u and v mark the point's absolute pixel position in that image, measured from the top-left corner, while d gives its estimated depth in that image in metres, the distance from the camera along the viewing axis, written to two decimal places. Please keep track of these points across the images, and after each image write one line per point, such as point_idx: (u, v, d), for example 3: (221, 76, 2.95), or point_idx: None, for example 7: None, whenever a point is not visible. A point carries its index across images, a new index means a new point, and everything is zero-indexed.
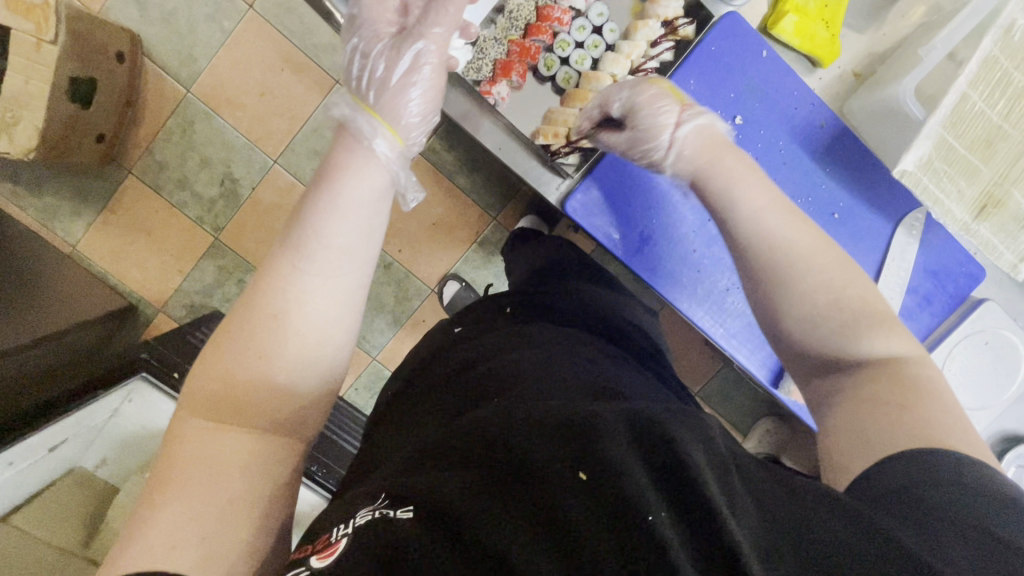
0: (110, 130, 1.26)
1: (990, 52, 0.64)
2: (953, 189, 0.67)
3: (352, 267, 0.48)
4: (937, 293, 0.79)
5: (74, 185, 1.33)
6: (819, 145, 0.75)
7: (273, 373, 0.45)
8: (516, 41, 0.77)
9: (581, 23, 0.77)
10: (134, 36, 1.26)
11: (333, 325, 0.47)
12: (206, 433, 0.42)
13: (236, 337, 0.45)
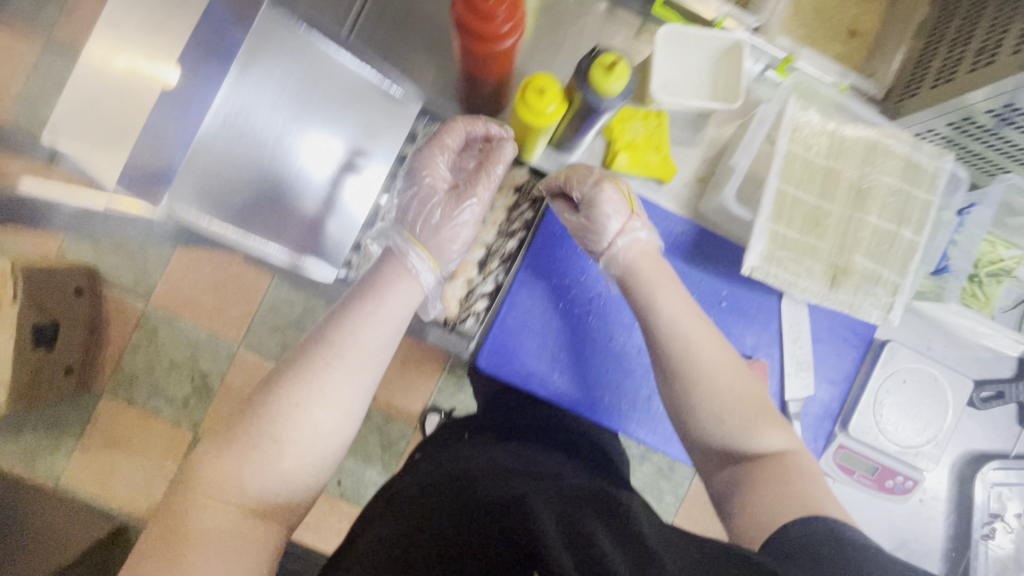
0: (77, 359, 1.36)
1: (787, 149, 0.69)
2: (805, 268, 0.69)
3: (354, 378, 0.58)
4: (843, 346, 0.81)
5: (53, 418, 1.39)
6: (686, 248, 0.79)
7: (286, 459, 0.53)
8: None
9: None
10: (91, 271, 1.38)
11: (328, 438, 0.56)
12: (210, 492, 0.51)
13: (240, 439, 0.53)
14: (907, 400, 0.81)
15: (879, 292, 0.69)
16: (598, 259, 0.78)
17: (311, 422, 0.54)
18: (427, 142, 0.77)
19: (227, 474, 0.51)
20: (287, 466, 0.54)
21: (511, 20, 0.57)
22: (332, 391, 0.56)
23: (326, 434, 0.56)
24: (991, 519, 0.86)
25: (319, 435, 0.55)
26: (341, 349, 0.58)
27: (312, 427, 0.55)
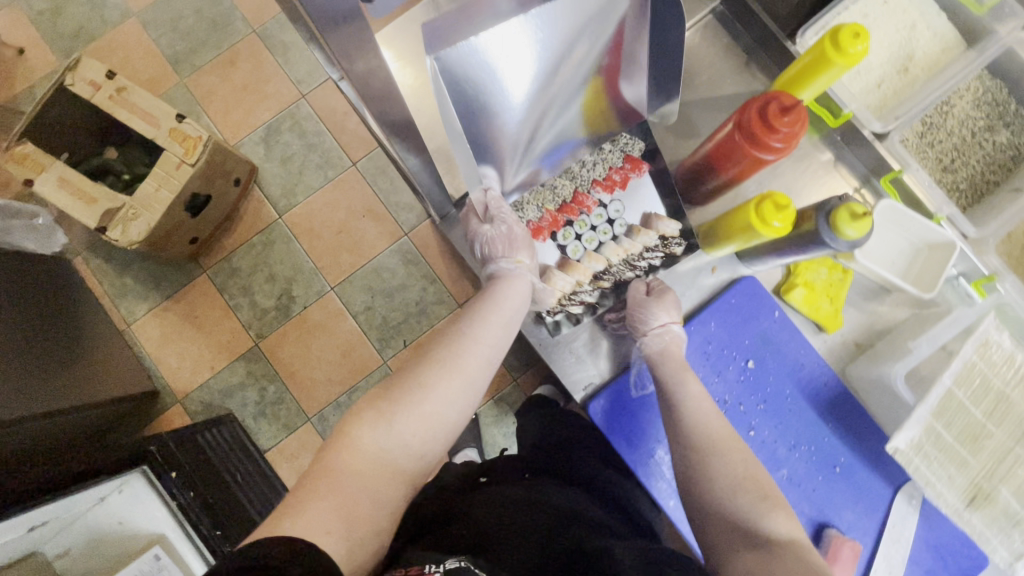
0: (203, 235, 1.47)
1: (971, 358, 0.69)
2: (950, 475, 0.67)
3: (460, 394, 0.62)
4: (939, 570, 0.78)
5: (154, 272, 1.51)
6: (823, 401, 0.80)
7: (422, 409, 0.58)
8: (550, 211, 0.79)
9: (598, 212, 0.80)
10: (253, 169, 1.53)
11: (461, 403, 0.62)
12: (366, 434, 0.54)
13: (390, 395, 0.58)
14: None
15: (1013, 534, 0.67)
16: (738, 371, 0.81)
17: (466, 371, 0.63)
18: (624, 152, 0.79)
19: (381, 427, 0.55)
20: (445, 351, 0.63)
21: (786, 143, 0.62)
22: (463, 373, 0.63)
23: (474, 371, 0.64)
24: None
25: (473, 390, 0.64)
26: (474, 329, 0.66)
27: (429, 416, 0.58)
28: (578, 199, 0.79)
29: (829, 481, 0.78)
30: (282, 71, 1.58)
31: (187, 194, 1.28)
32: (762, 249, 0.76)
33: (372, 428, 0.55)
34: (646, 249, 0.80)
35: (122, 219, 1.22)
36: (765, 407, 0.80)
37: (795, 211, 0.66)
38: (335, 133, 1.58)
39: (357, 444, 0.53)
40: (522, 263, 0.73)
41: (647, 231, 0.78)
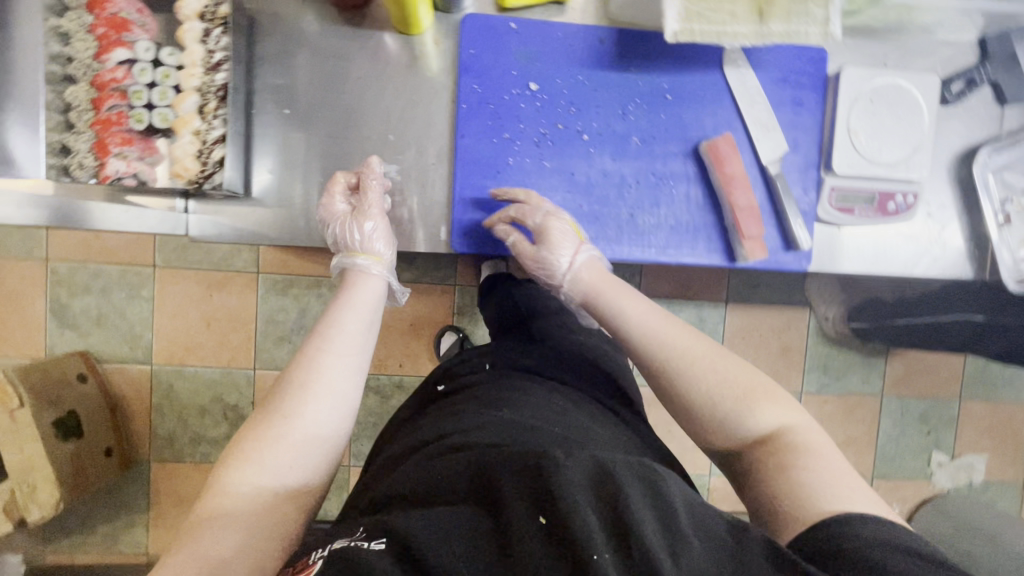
0: (111, 441, 1.33)
1: None
2: (731, 10, 0.64)
3: (335, 394, 0.58)
4: (801, 92, 0.79)
5: (114, 501, 1.40)
6: (610, 57, 0.76)
7: (299, 430, 0.55)
8: (95, 119, 0.67)
9: (138, 66, 0.68)
10: (83, 355, 1.34)
11: (343, 415, 0.58)
12: (242, 463, 0.52)
13: (259, 421, 0.55)
14: (881, 117, 0.78)
15: (812, 9, 0.66)
16: (532, 101, 0.76)
17: (336, 367, 0.59)
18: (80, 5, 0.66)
19: (264, 458, 0.52)
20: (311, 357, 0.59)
21: None
22: (332, 371, 0.59)
23: (344, 356, 0.60)
24: (1003, 207, 0.85)
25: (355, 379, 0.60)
26: (321, 326, 0.62)
27: (312, 428, 0.55)
28: (99, 80, 0.67)
29: (672, 111, 0.77)
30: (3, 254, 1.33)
31: (47, 427, 1.16)
32: None
33: (249, 460, 0.52)
34: (203, 44, 0.67)
35: (24, 496, 1.15)
36: (576, 107, 0.76)
37: None
38: (109, 258, 1.36)
39: (232, 477, 0.51)
40: (372, 259, 0.70)
41: (184, 30, 0.67)
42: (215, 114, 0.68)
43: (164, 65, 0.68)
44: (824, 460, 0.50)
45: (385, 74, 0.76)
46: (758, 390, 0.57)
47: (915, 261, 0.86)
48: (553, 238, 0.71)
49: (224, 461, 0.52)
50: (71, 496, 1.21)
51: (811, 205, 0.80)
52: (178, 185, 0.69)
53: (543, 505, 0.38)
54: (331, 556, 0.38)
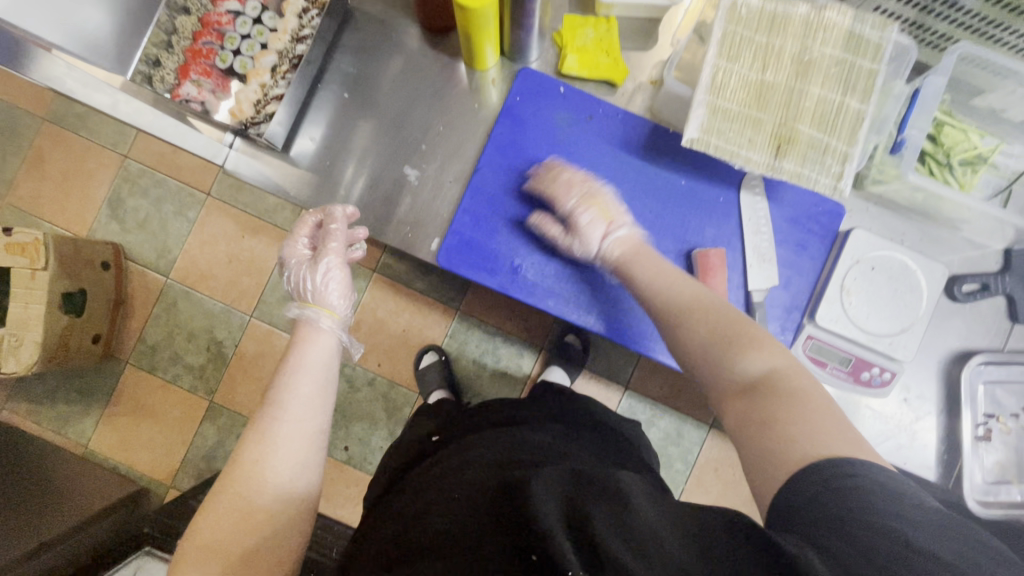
0: (105, 330, 1.42)
1: (726, 28, 0.69)
2: (750, 137, 0.69)
3: (308, 419, 0.63)
4: (808, 238, 0.81)
5: (82, 386, 1.47)
6: (638, 145, 0.81)
7: (257, 489, 0.58)
8: (189, 48, 0.79)
9: (242, 19, 0.79)
10: (118, 247, 1.45)
11: (301, 456, 0.61)
12: (217, 531, 0.55)
13: (217, 499, 0.57)
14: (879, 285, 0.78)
15: (826, 161, 0.69)
16: (556, 159, 0.82)
17: (301, 392, 0.64)
18: None
19: (219, 522, 0.56)
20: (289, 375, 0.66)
21: None
22: (290, 438, 0.61)
23: (315, 377, 0.67)
24: (986, 421, 0.82)
25: (326, 388, 0.67)
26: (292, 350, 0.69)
27: (291, 456, 0.60)
28: (206, 19, 0.79)
29: (678, 212, 0.81)
30: (91, 141, 1.49)
31: (56, 296, 1.26)
32: (516, 37, 0.78)
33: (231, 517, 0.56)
34: (298, 19, 0.79)
35: (9, 349, 1.23)
36: (593, 178, 0.82)
37: None
38: (174, 174, 1.49)
39: (211, 524, 0.56)
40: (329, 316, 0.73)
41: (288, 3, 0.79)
42: (283, 76, 0.78)
43: (261, 24, 0.79)
44: (804, 384, 0.53)
45: (439, 93, 0.85)
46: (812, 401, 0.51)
47: (879, 439, 0.84)
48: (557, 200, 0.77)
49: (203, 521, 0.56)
50: (47, 364, 1.29)
51: (786, 345, 0.81)
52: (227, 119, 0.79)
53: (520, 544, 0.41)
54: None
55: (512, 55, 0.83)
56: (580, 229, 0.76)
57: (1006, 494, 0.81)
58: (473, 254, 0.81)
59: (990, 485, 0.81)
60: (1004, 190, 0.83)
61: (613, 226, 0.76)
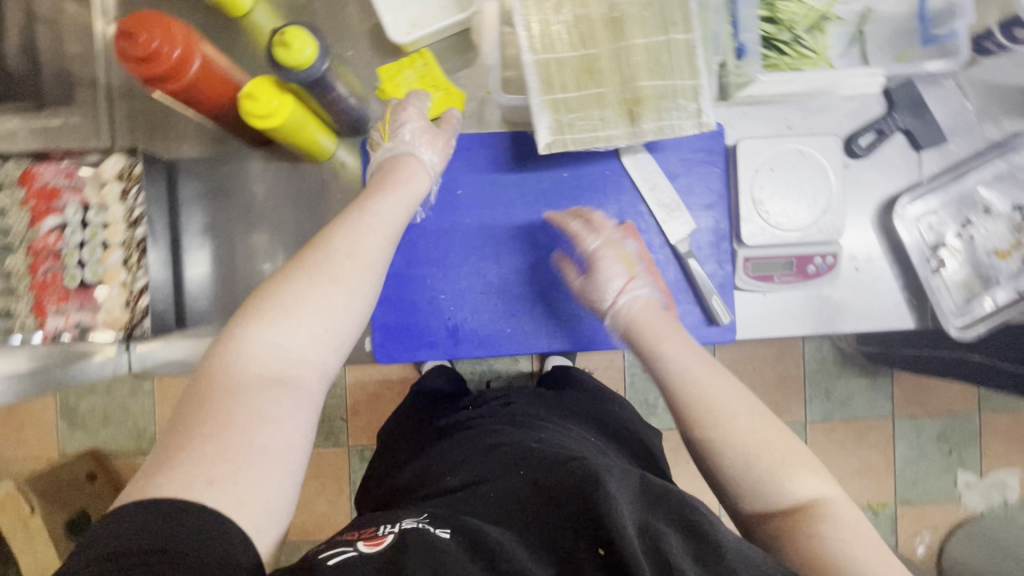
0: None
1: (529, 22, 0.67)
2: (602, 115, 0.67)
3: (346, 275, 0.58)
4: (704, 169, 0.80)
5: None
6: (508, 160, 0.79)
7: (290, 310, 0.55)
8: (32, 283, 0.73)
9: (68, 228, 0.74)
10: (92, 450, 1.39)
11: (330, 336, 0.57)
12: (203, 436, 0.47)
13: (247, 324, 0.54)
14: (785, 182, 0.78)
15: (682, 101, 0.67)
16: (437, 211, 0.79)
17: (298, 345, 0.54)
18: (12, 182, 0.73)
19: (242, 347, 0.53)
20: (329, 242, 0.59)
21: (177, 45, 0.56)
22: (322, 311, 0.56)
23: (349, 300, 0.58)
24: (935, 252, 0.83)
25: (343, 340, 0.58)
26: (311, 257, 0.58)
27: (286, 403, 0.52)
28: (34, 247, 0.73)
29: (575, 204, 0.79)
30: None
31: None
32: (339, 117, 0.74)
33: (231, 405, 0.49)
34: (125, 201, 0.74)
35: None
36: (481, 211, 0.79)
37: (271, 81, 0.61)
38: None
39: (244, 359, 0.52)
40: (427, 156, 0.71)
41: (107, 192, 0.74)
42: (140, 264, 0.74)
43: (91, 224, 0.74)
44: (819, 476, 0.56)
45: (304, 201, 0.83)
46: (772, 444, 0.57)
47: (852, 317, 0.84)
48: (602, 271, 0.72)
49: (171, 456, 0.46)
50: None
51: (729, 276, 0.81)
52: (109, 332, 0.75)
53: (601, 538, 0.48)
54: (400, 535, 0.50)
55: (348, 130, 0.80)
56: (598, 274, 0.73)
57: (979, 307, 0.84)
58: (406, 337, 0.79)
59: (963, 307, 0.84)
60: (858, 35, 0.82)
61: (635, 283, 0.72)
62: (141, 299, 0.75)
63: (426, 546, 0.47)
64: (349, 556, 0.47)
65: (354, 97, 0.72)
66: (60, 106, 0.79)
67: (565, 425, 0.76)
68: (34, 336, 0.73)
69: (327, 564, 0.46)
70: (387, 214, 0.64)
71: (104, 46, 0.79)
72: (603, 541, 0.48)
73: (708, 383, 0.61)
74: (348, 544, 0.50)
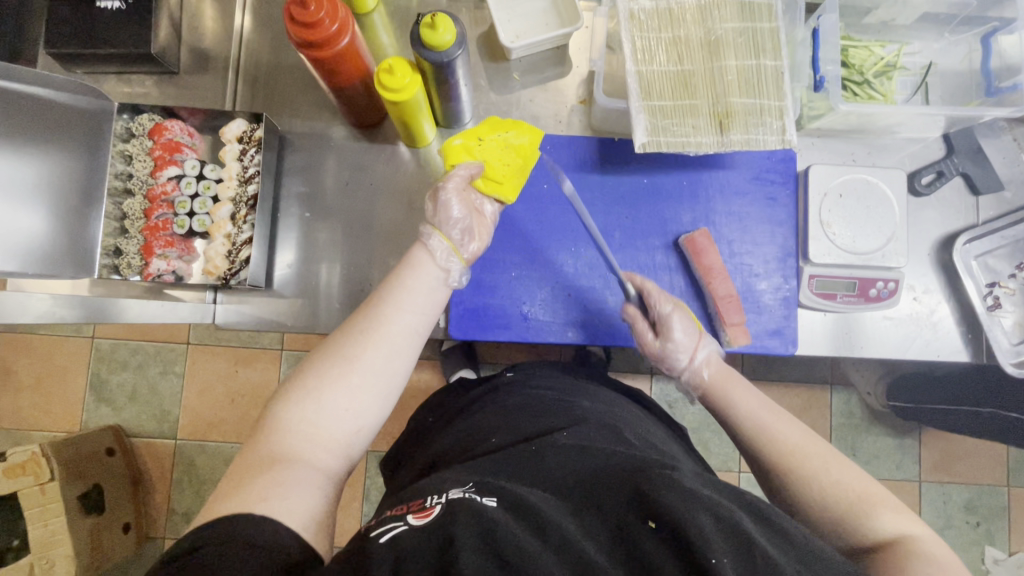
0: (131, 515, 1.36)
1: (633, 36, 0.74)
2: (693, 123, 0.73)
3: (394, 339, 0.63)
4: (774, 190, 0.86)
5: None
6: (593, 162, 0.85)
7: (310, 415, 0.57)
8: (144, 227, 0.79)
9: (184, 180, 0.81)
10: (116, 428, 1.39)
11: (354, 413, 0.59)
12: (258, 496, 0.50)
13: (299, 388, 0.58)
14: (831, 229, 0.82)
15: (767, 119, 0.73)
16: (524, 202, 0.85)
17: (323, 424, 0.57)
18: (144, 133, 0.79)
19: (297, 425, 0.57)
20: (387, 366, 0.62)
21: (336, 20, 0.63)
22: (382, 360, 0.61)
23: (369, 396, 0.60)
24: (991, 290, 0.86)
25: (379, 397, 0.61)
26: (374, 333, 0.62)
27: (302, 476, 0.54)
28: (152, 194, 0.79)
29: (652, 208, 0.84)
30: (50, 336, 1.44)
31: (74, 501, 1.22)
32: (447, 105, 0.81)
33: (277, 472, 0.53)
34: (239, 161, 0.80)
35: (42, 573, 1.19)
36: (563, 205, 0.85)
37: (406, 62, 0.68)
38: (148, 336, 1.46)
39: (282, 428, 0.56)
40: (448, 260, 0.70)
41: (225, 151, 0.80)
42: (245, 219, 0.79)
43: (205, 179, 0.80)
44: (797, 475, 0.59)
45: (395, 180, 0.88)
46: (860, 490, 0.56)
47: (906, 345, 0.87)
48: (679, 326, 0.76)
49: (231, 490, 0.51)
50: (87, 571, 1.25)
51: (793, 291, 0.84)
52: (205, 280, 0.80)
53: (650, 513, 0.47)
54: (449, 502, 0.48)
55: (446, 123, 0.87)
56: (672, 332, 0.76)
57: None
58: (480, 316, 0.83)
59: (1018, 346, 0.85)
60: (924, 83, 0.89)
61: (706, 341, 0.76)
62: (240, 252, 0.78)
63: (470, 508, 0.46)
64: (399, 531, 0.47)
65: (464, 92, 0.79)
66: (191, 76, 0.87)
67: (622, 410, 0.74)
68: (138, 274, 0.79)
69: (382, 542, 0.47)
70: (414, 322, 0.65)
71: (238, 29, 0.88)
72: (654, 515, 0.46)
73: (785, 430, 0.63)
74: (402, 517, 0.49)
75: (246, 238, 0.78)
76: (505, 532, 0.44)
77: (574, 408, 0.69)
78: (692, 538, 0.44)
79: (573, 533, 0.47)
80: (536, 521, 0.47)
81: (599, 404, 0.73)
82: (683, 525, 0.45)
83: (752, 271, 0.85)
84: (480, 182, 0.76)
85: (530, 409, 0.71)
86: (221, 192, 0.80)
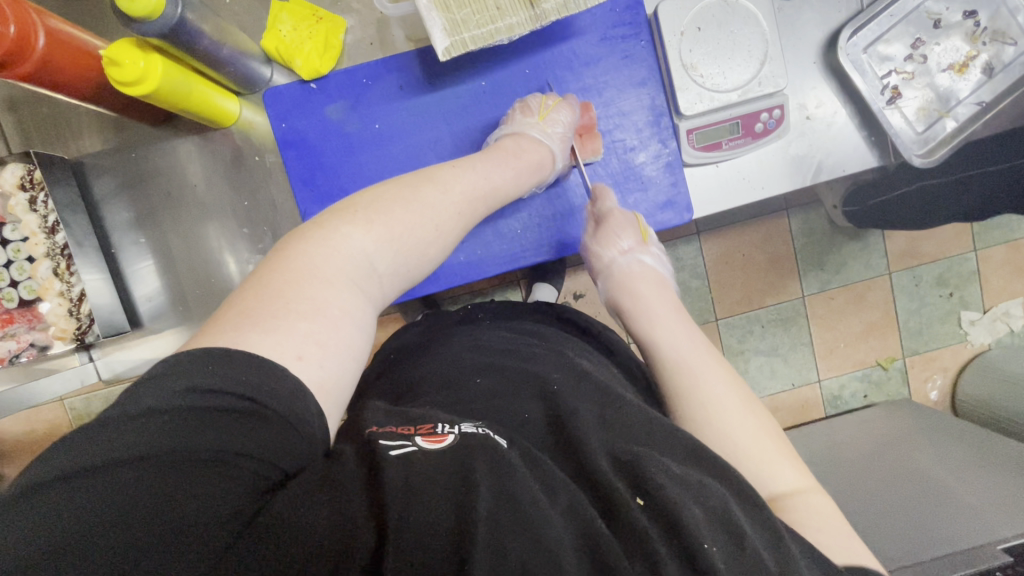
0: None
1: None
2: (497, 4, 0.61)
3: (418, 233, 0.55)
4: (627, 46, 0.75)
5: None
6: (417, 81, 0.74)
7: (350, 247, 0.50)
8: None
9: None
10: None
11: (373, 282, 0.51)
12: (300, 314, 0.43)
13: (348, 216, 0.51)
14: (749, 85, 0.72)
15: None
16: (362, 151, 0.75)
17: (342, 307, 0.46)
18: None
19: (333, 246, 0.49)
20: (410, 233, 0.54)
21: (11, 21, 0.51)
22: (420, 228, 0.55)
23: (406, 261, 0.54)
24: (887, 82, 0.79)
25: (400, 275, 0.55)
26: (423, 194, 0.56)
27: (340, 316, 0.46)
28: None
29: (500, 113, 0.76)
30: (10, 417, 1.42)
31: None
32: (228, 73, 0.69)
33: (318, 296, 0.45)
34: (34, 210, 0.70)
35: None
36: (404, 139, 0.75)
37: (131, 43, 0.58)
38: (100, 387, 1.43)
39: (322, 255, 0.48)
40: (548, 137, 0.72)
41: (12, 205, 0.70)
42: (71, 271, 0.73)
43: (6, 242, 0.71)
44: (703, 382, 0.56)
45: (220, 172, 0.78)
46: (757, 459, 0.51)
47: (814, 169, 0.80)
48: (611, 233, 0.72)
49: (250, 318, 0.42)
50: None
51: (674, 154, 0.77)
52: (62, 346, 0.74)
53: (641, 487, 0.41)
54: (464, 434, 0.41)
55: (247, 87, 0.75)
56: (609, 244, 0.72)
57: (941, 129, 0.79)
58: None
59: (925, 134, 0.79)
60: None
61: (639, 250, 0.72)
62: (83, 305, 0.73)
63: (488, 451, 0.39)
64: (410, 451, 0.40)
65: (237, 50, 0.67)
66: None
67: (614, 371, 0.64)
68: None
69: (394, 456, 0.39)
70: (464, 198, 0.60)
71: None
72: (642, 492, 0.40)
73: (705, 376, 0.57)
74: (404, 438, 0.42)
75: (84, 290, 0.73)
76: (517, 476, 0.37)
77: (569, 354, 0.61)
78: (686, 521, 0.38)
79: (569, 491, 0.39)
80: (541, 474, 0.39)
81: (594, 356, 0.66)
82: (677, 512, 0.38)
83: (627, 146, 0.77)
84: (297, 65, 0.72)
85: (512, 347, 0.61)
86: (31, 250, 0.72)
